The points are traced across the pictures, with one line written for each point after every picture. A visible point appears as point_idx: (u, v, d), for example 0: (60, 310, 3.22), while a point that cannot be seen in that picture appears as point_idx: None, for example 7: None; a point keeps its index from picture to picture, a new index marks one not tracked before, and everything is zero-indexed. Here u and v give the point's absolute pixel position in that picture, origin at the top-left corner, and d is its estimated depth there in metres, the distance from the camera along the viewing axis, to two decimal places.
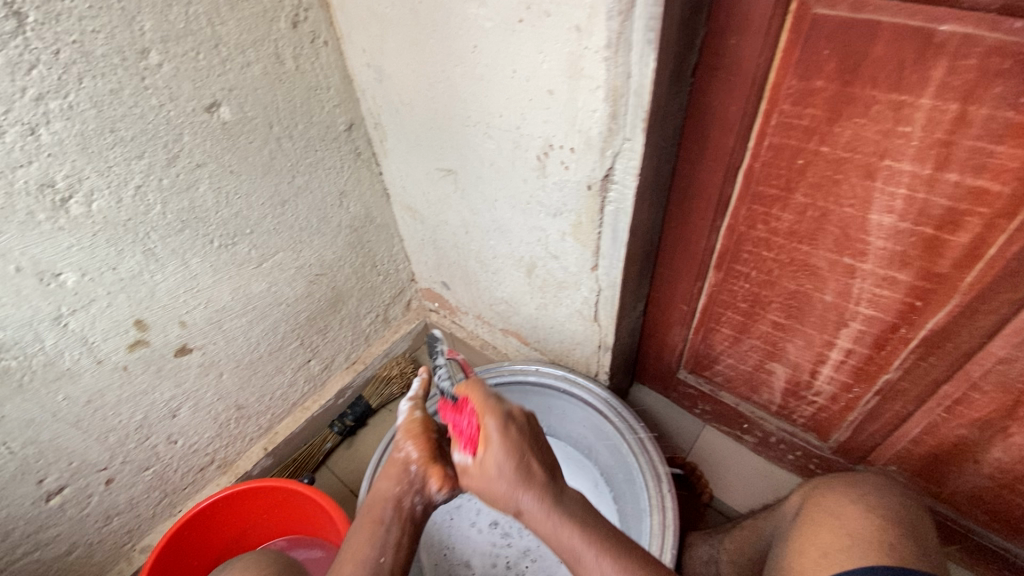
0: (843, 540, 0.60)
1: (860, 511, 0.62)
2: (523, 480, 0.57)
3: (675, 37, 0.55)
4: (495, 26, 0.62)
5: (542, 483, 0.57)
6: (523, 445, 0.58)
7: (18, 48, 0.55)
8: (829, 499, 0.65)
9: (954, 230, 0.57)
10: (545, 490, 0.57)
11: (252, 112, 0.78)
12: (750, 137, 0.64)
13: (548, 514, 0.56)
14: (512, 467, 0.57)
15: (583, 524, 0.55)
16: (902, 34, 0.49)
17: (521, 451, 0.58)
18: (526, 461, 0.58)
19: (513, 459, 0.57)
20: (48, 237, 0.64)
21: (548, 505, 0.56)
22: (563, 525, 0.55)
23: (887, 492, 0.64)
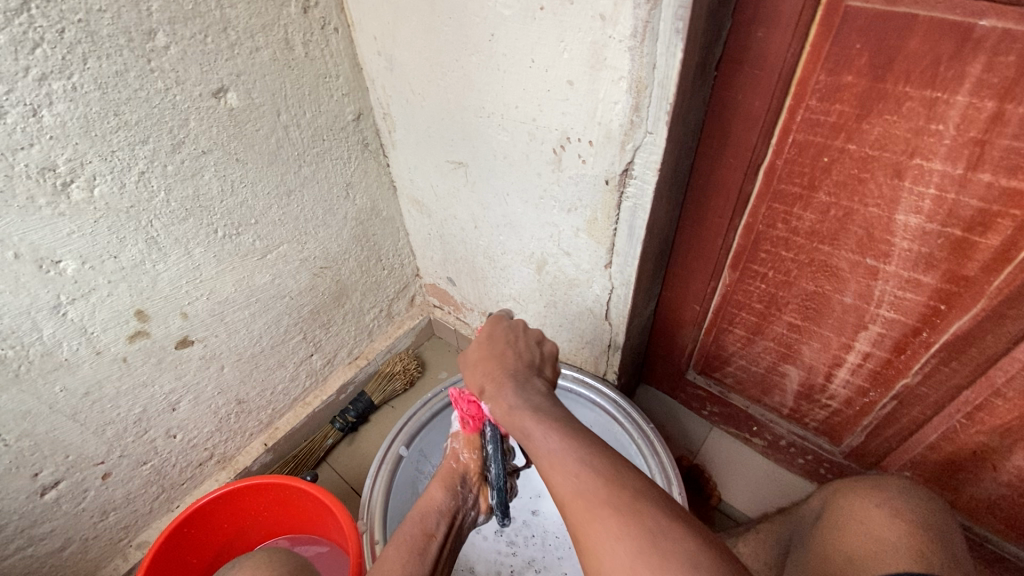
0: (870, 546, 0.58)
1: (885, 515, 0.60)
2: (495, 365, 0.59)
3: (703, 27, 0.53)
4: (514, 14, 0.60)
5: (512, 371, 0.58)
6: (507, 351, 0.61)
7: (21, 25, 0.53)
8: (852, 502, 0.64)
9: (984, 232, 0.55)
10: (509, 376, 0.57)
11: (260, 99, 0.75)
12: (774, 134, 0.62)
13: (508, 392, 0.55)
14: (484, 366, 0.59)
15: (540, 407, 0.53)
16: (939, 29, 0.47)
17: (500, 351, 0.61)
18: (502, 359, 0.60)
19: (489, 345, 0.62)
20: (48, 222, 0.62)
21: (509, 382, 0.56)
22: (518, 399, 0.54)
23: (912, 495, 0.62)
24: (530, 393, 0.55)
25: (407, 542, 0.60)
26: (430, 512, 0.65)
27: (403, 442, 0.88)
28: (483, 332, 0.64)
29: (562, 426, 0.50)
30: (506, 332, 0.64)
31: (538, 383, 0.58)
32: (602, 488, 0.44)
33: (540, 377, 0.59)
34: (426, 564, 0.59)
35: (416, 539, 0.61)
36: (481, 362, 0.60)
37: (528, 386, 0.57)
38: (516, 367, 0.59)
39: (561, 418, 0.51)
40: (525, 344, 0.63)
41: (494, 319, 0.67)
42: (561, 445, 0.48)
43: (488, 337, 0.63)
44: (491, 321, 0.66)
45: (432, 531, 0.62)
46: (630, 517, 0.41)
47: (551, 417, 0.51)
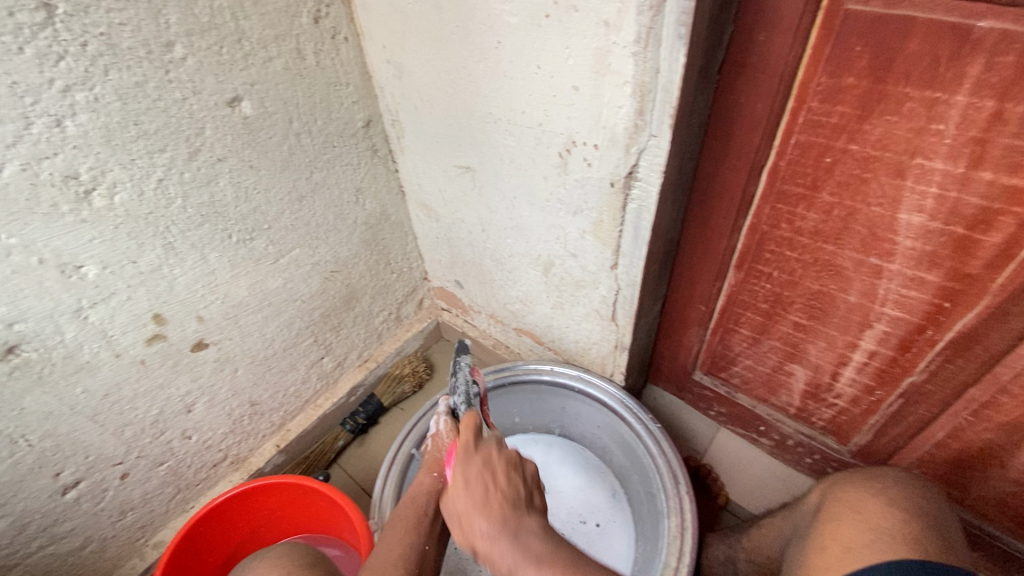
0: (868, 535, 0.59)
1: (882, 506, 0.61)
2: (484, 514, 0.55)
3: (704, 32, 0.54)
4: (520, 21, 0.62)
5: (500, 517, 0.54)
6: (488, 462, 0.60)
7: (47, 39, 0.55)
8: (849, 494, 0.65)
9: (987, 230, 0.56)
10: (503, 516, 0.54)
11: (273, 107, 0.77)
12: (776, 135, 0.63)
13: (500, 546, 0.52)
14: (471, 493, 0.57)
15: (540, 555, 0.51)
16: (938, 31, 0.48)
17: (484, 493, 0.56)
18: (488, 501, 0.56)
19: (475, 503, 0.56)
20: (71, 229, 0.64)
21: (501, 535, 0.53)
22: (518, 551, 0.52)
23: (909, 486, 0.63)
24: (529, 536, 0.53)
25: (402, 523, 0.61)
26: (421, 495, 0.65)
27: (412, 444, 0.89)
28: (462, 491, 0.58)
29: (563, 560, 0.50)
30: (481, 468, 0.59)
31: (529, 521, 0.54)
32: None
33: (533, 511, 0.56)
34: (420, 538, 0.60)
35: (411, 517, 0.62)
36: (464, 509, 0.56)
37: (523, 529, 0.53)
38: (503, 512, 0.55)
39: (562, 558, 0.50)
40: (502, 470, 0.59)
41: (462, 448, 0.62)
42: (565, 575, 0.49)
43: (467, 488, 0.58)
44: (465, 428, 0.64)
45: (425, 511, 0.63)
46: None
47: (555, 555, 0.51)
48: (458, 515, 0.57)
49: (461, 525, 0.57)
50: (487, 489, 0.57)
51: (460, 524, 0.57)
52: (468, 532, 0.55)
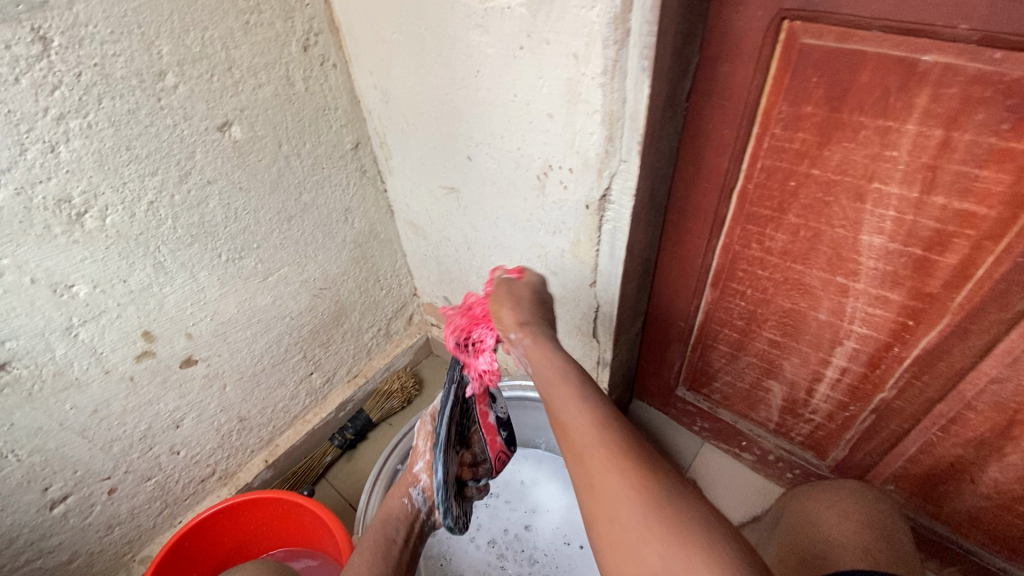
0: (820, 544, 0.60)
1: (835, 517, 0.62)
2: (525, 321, 0.60)
3: (669, 64, 0.57)
4: (497, 52, 0.65)
5: (542, 338, 0.58)
6: (531, 294, 0.65)
7: (43, 70, 0.58)
8: (804, 505, 0.66)
9: (943, 251, 0.58)
10: (542, 332, 0.59)
11: (262, 131, 0.80)
12: (744, 159, 0.66)
13: (536, 346, 0.57)
14: (527, 317, 0.61)
15: (567, 361, 0.55)
16: (886, 64, 0.51)
17: (534, 320, 0.61)
18: (538, 320, 0.61)
19: (523, 311, 0.62)
20: (63, 250, 0.66)
21: (547, 339, 0.58)
22: (551, 351, 0.56)
23: (862, 497, 0.64)
24: (565, 368, 0.53)
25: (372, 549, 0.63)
26: (390, 519, 0.67)
27: (396, 460, 0.90)
28: (519, 298, 0.64)
29: (578, 371, 0.53)
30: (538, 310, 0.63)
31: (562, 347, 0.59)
32: (623, 446, 0.44)
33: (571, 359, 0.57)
34: (388, 563, 0.62)
35: (379, 544, 0.64)
36: (505, 304, 0.63)
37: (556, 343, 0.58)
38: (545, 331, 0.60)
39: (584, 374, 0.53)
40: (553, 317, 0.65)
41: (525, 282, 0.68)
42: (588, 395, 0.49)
43: (519, 304, 0.63)
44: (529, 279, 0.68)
45: (393, 536, 0.65)
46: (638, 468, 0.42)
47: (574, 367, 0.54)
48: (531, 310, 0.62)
49: (522, 318, 0.61)
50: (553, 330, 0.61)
51: (511, 328, 0.61)
52: (510, 329, 0.60)
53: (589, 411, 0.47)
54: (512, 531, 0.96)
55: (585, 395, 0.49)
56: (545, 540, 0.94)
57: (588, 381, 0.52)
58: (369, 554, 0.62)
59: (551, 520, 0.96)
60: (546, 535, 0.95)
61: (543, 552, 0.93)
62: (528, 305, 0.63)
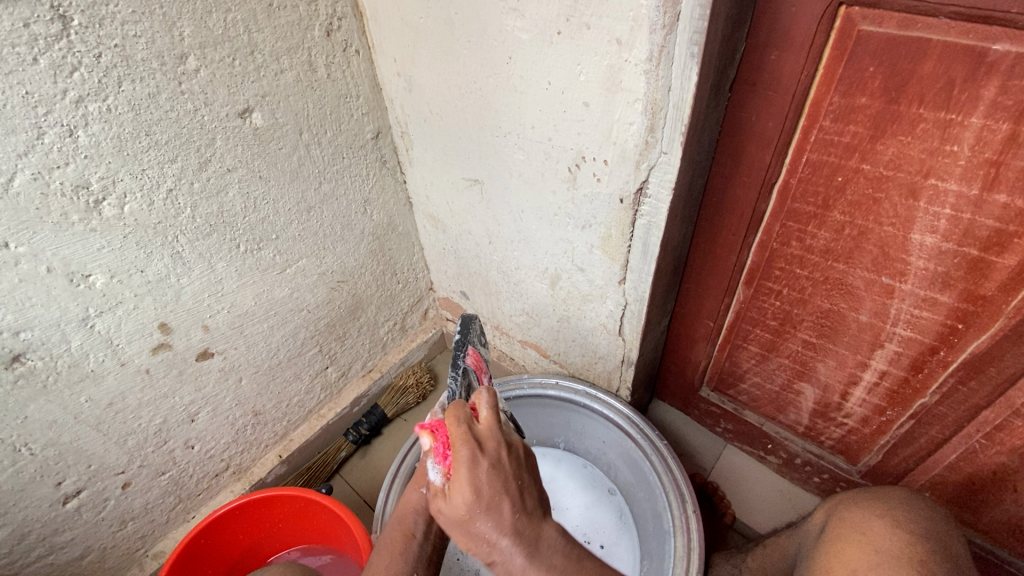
0: (872, 556, 0.58)
1: (888, 527, 0.60)
2: (497, 523, 0.49)
3: (717, 51, 0.54)
4: (532, 38, 0.62)
5: (519, 534, 0.50)
6: (479, 462, 0.50)
7: (62, 50, 0.56)
8: (854, 513, 0.63)
9: (1001, 252, 0.55)
10: (516, 531, 0.50)
11: (284, 119, 0.78)
12: (788, 153, 0.63)
13: (521, 561, 0.50)
14: (484, 507, 0.49)
15: (557, 569, 0.51)
16: (952, 53, 0.48)
17: (496, 504, 0.50)
18: (507, 508, 0.50)
19: (483, 508, 0.49)
20: (81, 238, 0.64)
21: (522, 549, 0.50)
22: (539, 568, 0.50)
23: (914, 507, 0.62)
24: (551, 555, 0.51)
25: (392, 544, 0.63)
26: (408, 514, 0.65)
27: (415, 457, 0.88)
28: (472, 486, 0.49)
29: (573, 575, 0.51)
30: (492, 482, 0.50)
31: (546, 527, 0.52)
32: None
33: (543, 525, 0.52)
34: (409, 561, 0.62)
35: (398, 541, 0.63)
36: (458, 521, 0.51)
37: (540, 542, 0.51)
38: (519, 522, 0.50)
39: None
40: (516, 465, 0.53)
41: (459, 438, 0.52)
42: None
43: (476, 497, 0.49)
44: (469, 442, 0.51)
45: (411, 533, 0.64)
46: None
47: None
48: (477, 490, 0.49)
49: (476, 520, 0.49)
50: (513, 491, 0.51)
51: (474, 546, 0.51)
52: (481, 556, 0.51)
53: None
54: None
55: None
56: None
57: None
58: (389, 553, 0.62)
59: None
60: None
61: None
62: (469, 483, 0.49)
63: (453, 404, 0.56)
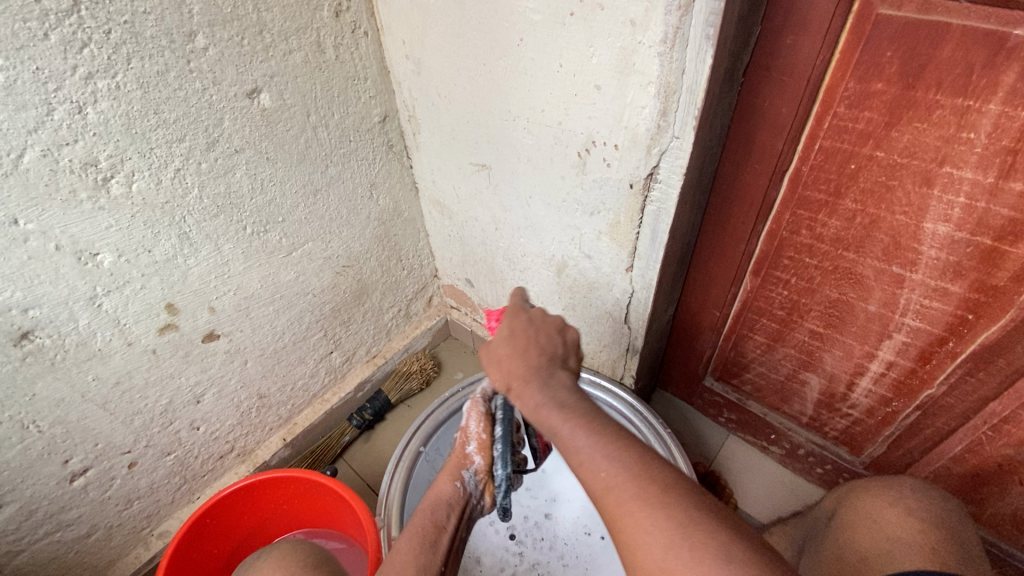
0: (884, 544, 0.58)
1: (898, 514, 0.60)
2: (516, 353, 0.56)
3: (732, 34, 0.53)
4: (544, 19, 0.61)
5: (535, 364, 0.56)
6: (518, 313, 0.62)
7: (72, 25, 0.55)
8: (865, 502, 0.63)
9: (1015, 242, 0.55)
10: (529, 370, 0.55)
11: (291, 100, 0.77)
12: (800, 140, 0.63)
13: (529, 385, 0.54)
14: (513, 340, 0.58)
15: (567, 403, 0.51)
16: (972, 37, 0.47)
17: (523, 342, 0.58)
18: (528, 349, 0.57)
19: (510, 340, 0.58)
20: (89, 216, 0.64)
21: (532, 380, 0.54)
22: (542, 397, 0.52)
23: (925, 495, 0.62)
24: (557, 390, 0.53)
25: (419, 532, 0.59)
26: (440, 504, 0.63)
27: (419, 442, 0.88)
28: (507, 329, 0.60)
29: (581, 412, 0.50)
30: (525, 324, 0.61)
31: (562, 376, 0.56)
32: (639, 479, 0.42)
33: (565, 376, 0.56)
34: (438, 554, 0.58)
35: (428, 529, 0.60)
36: (492, 351, 0.59)
37: (553, 380, 0.55)
38: (536, 361, 0.56)
39: (591, 416, 0.49)
40: (550, 326, 0.62)
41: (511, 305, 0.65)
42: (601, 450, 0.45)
43: (511, 334, 0.59)
44: (511, 309, 0.64)
45: (443, 523, 0.61)
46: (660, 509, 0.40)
47: (573, 407, 0.51)
48: (511, 329, 0.60)
49: (503, 347, 0.58)
50: (545, 335, 0.60)
51: (498, 374, 0.57)
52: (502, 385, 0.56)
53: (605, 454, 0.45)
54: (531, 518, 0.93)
55: (597, 450, 0.46)
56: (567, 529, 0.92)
57: (593, 419, 0.49)
58: (418, 541, 0.58)
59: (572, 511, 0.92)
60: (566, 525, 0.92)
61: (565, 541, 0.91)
62: (510, 319, 0.61)
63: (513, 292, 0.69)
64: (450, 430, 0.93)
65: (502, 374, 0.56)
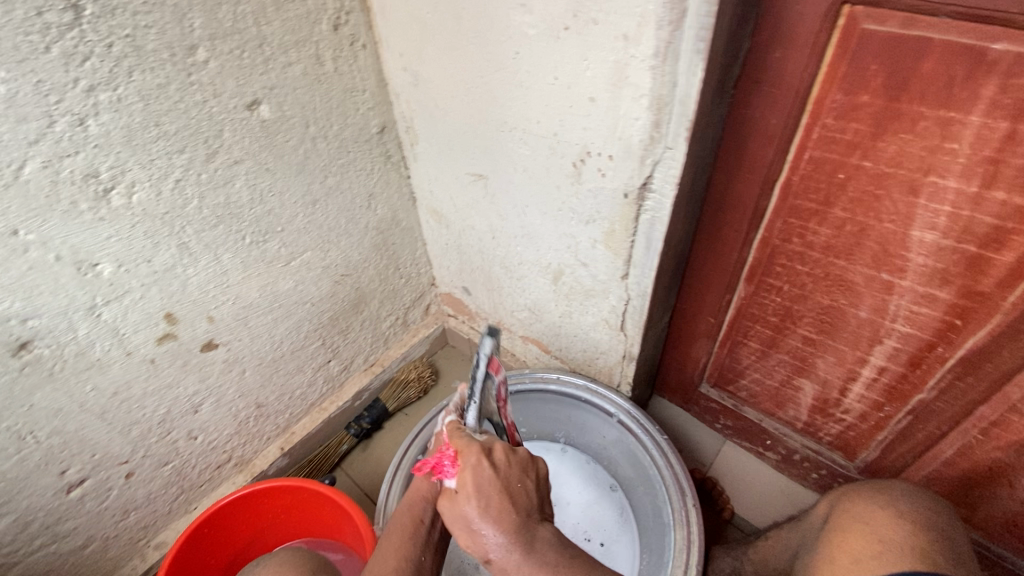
0: (875, 545, 0.59)
1: (891, 518, 0.61)
2: (497, 520, 0.54)
3: (722, 47, 0.55)
4: (539, 33, 0.63)
5: (512, 525, 0.54)
6: (480, 464, 0.57)
7: (74, 39, 0.56)
8: (857, 505, 0.64)
9: (1000, 248, 0.56)
10: (505, 521, 0.54)
11: (291, 111, 0.78)
12: (790, 150, 0.64)
13: (516, 557, 0.53)
14: (479, 493, 0.55)
15: (548, 567, 0.53)
16: (953, 51, 0.49)
17: (497, 487, 0.56)
18: (498, 488, 0.56)
19: (484, 506, 0.54)
20: (89, 227, 0.64)
21: (513, 531, 0.54)
22: (540, 569, 0.52)
23: (916, 498, 0.63)
24: (542, 550, 0.54)
25: (400, 529, 0.60)
26: (418, 500, 0.64)
27: (417, 449, 0.89)
28: (477, 480, 0.56)
29: (570, 571, 0.53)
30: (478, 452, 0.58)
31: (544, 532, 0.56)
32: None
33: (540, 517, 0.57)
34: (418, 546, 0.59)
35: (407, 525, 0.61)
36: (455, 510, 0.56)
37: (536, 542, 0.55)
38: (513, 515, 0.55)
39: None
40: (516, 470, 0.58)
41: (461, 448, 0.60)
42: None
43: (478, 496, 0.55)
44: (470, 452, 0.58)
45: (421, 517, 0.62)
46: None
47: (562, 572, 0.53)
48: (470, 500, 0.55)
49: (478, 513, 0.54)
50: (520, 461, 0.60)
51: (471, 539, 0.54)
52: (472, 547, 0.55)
53: None
54: None
55: None
56: (566, 534, 0.92)
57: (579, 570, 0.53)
58: (398, 535, 0.59)
59: (572, 516, 0.94)
60: (566, 529, 0.93)
61: None
62: (473, 476, 0.56)
63: (456, 435, 0.62)
64: None
65: (478, 543, 0.54)
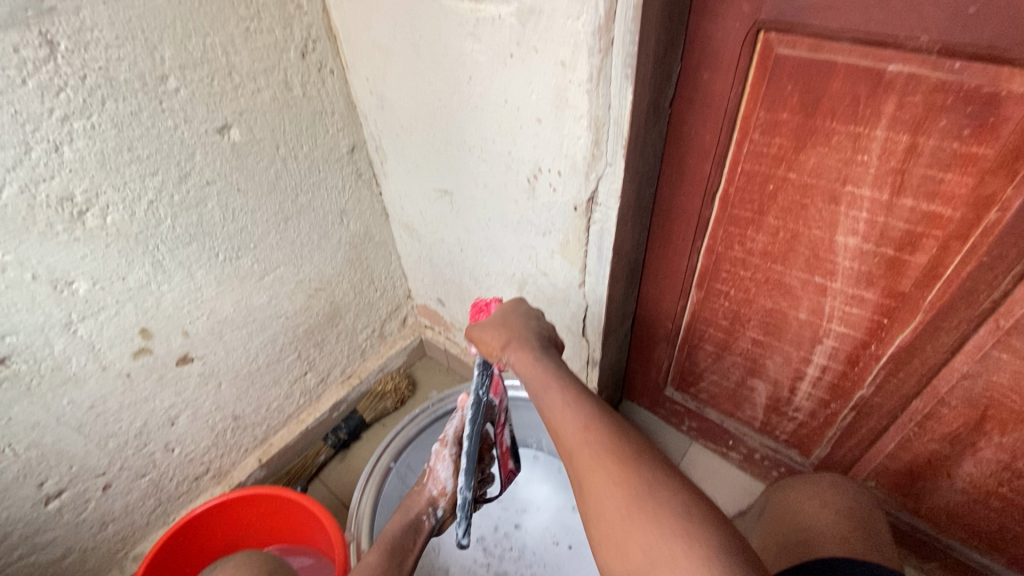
0: (799, 535, 0.62)
1: (816, 506, 0.64)
2: (512, 342, 0.63)
3: (651, 71, 0.60)
4: (488, 59, 0.67)
5: (525, 343, 0.62)
6: (518, 309, 0.70)
7: (49, 72, 0.60)
8: (789, 498, 0.68)
9: (913, 251, 0.61)
10: (528, 343, 0.62)
11: (261, 134, 0.83)
12: (725, 163, 0.68)
13: (523, 360, 0.60)
14: (503, 324, 0.66)
15: (555, 369, 0.59)
16: (855, 72, 0.54)
17: (518, 327, 0.65)
18: (525, 330, 0.65)
19: (506, 330, 0.64)
20: (65, 247, 0.68)
21: (528, 347, 0.62)
22: (538, 369, 0.59)
23: (842, 487, 0.67)
24: (547, 364, 0.59)
25: (387, 550, 0.65)
26: (407, 529, 0.69)
27: (389, 457, 0.91)
28: (501, 325, 0.66)
29: (565, 382, 0.57)
30: (525, 317, 0.68)
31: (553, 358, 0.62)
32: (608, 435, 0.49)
33: (553, 356, 0.62)
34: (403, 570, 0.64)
35: (394, 548, 0.65)
36: (490, 325, 0.66)
37: (544, 357, 0.61)
38: (530, 343, 0.63)
39: (580, 388, 0.56)
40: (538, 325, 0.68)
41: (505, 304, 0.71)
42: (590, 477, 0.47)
43: (504, 325, 0.66)
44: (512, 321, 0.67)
45: (409, 545, 0.67)
46: (628, 469, 0.46)
47: (562, 379, 0.57)
48: (490, 334, 0.65)
49: (497, 337, 0.64)
50: (542, 330, 0.66)
51: (492, 347, 0.64)
52: (492, 351, 0.64)
53: (589, 413, 0.52)
54: (502, 529, 0.97)
55: (581, 416, 0.52)
56: (535, 539, 0.95)
57: (582, 389, 0.56)
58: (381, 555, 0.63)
59: (541, 520, 0.97)
60: (535, 535, 0.96)
61: (533, 550, 0.94)
62: (509, 327, 0.65)
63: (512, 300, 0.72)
64: (421, 447, 0.96)
65: (497, 355, 0.64)
